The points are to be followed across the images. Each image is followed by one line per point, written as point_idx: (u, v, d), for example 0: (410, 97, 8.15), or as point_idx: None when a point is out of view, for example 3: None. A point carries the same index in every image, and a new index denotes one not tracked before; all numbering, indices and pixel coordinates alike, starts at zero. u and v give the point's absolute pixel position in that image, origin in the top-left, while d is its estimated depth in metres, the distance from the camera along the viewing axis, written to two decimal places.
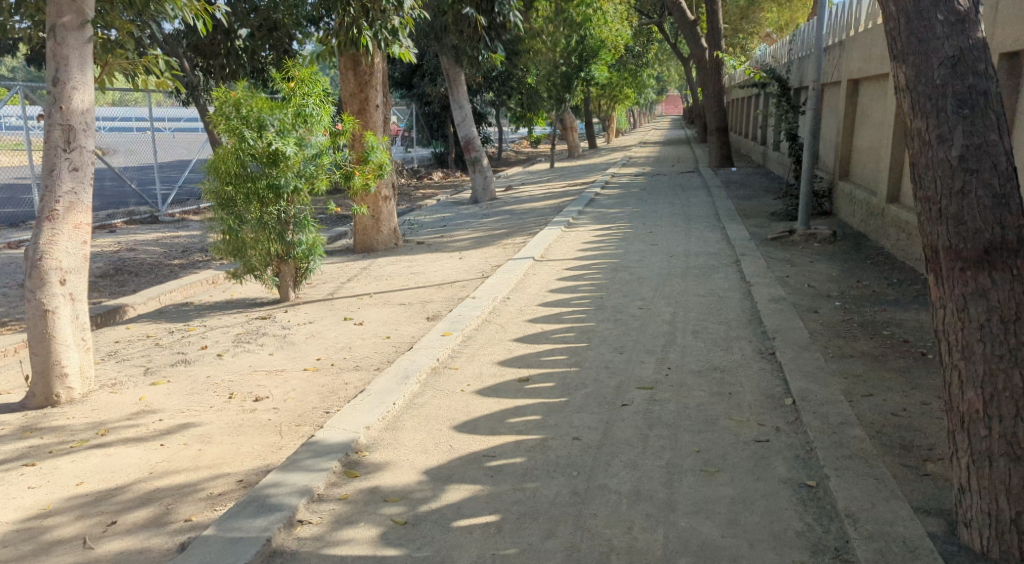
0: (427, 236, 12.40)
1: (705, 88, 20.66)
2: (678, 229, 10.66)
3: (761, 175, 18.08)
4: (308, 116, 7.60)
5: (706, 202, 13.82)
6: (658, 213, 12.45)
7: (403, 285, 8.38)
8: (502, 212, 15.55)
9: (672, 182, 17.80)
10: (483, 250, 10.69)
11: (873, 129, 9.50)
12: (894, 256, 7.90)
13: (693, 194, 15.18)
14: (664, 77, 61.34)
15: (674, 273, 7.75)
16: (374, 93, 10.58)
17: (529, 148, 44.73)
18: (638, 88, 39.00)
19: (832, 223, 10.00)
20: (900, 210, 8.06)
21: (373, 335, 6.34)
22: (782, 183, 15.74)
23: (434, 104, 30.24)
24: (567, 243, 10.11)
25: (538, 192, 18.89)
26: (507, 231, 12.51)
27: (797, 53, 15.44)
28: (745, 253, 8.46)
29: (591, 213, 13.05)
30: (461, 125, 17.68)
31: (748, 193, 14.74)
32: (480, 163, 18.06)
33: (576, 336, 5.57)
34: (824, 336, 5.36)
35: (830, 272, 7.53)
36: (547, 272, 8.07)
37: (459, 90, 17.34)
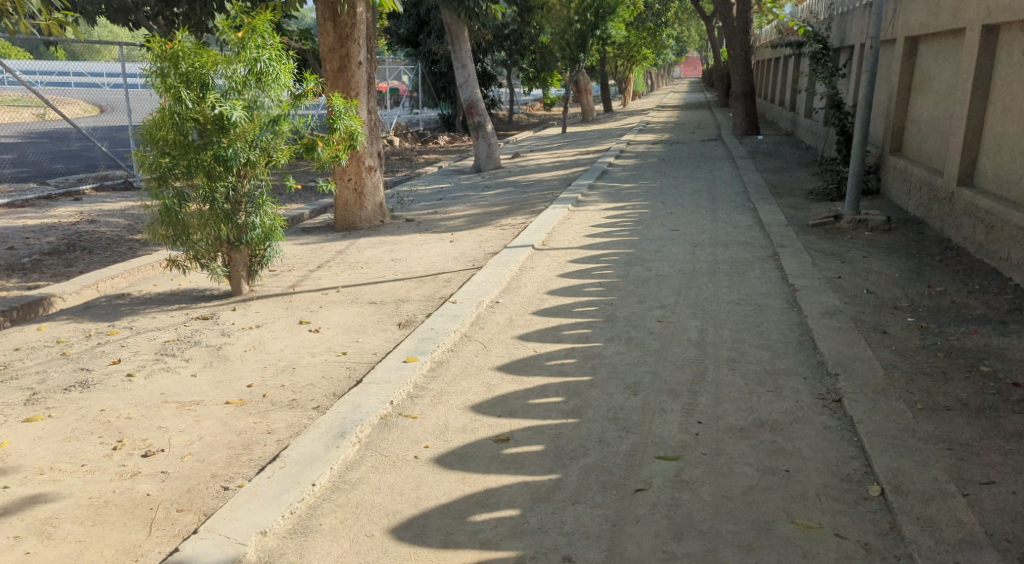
0: (420, 212, 11.15)
1: (731, 50, 19.16)
2: (702, 211, 9.34)
3: (790, 145, 16.64)
4: (262, 73, 6.25)
5: (731, 177, 12.47)
6: (679, 190, 11.11)
7: (380, 276, 7.16)
8: (505, 184, 14.25)
9: (692, 152, 16.41)
10: (479, 232, 9.44)
11: (940, 97, 8.08)
12: (967, 252, 6.59)
13: (717, 167, 13.82)
14: (682, 40, 59.35)
15: (700, 270, 6.48)
16: (357, 48, 9.28)
17: (541, 111, 43.12)
18: (657, 49, 37.45)
19: (882, 207, 8.65)
20: (975, 196, 6.71)
21: (329, 349, 5.13)
22: (815, 154, 14.35)
23: (441, 64, 28.79)
24: (575, 226, 8.82)
25: (547, 161, 17.56)
26: (509, 207, 11.25)
27: (838, 9, 13.98)
28: (784, 245, 7.16)
29: (604, 188, 11.73)
30: (463, 87, 16.35)
31: (777, 167, 13.37)
32: (485, 128, 16.75)
33: (578, 363, 4.35)
34: (903, 374, 4.09)
35: (891, 272, 6.25)
36: (550, 265, 6.80)
37: (462, 48, 16.04)
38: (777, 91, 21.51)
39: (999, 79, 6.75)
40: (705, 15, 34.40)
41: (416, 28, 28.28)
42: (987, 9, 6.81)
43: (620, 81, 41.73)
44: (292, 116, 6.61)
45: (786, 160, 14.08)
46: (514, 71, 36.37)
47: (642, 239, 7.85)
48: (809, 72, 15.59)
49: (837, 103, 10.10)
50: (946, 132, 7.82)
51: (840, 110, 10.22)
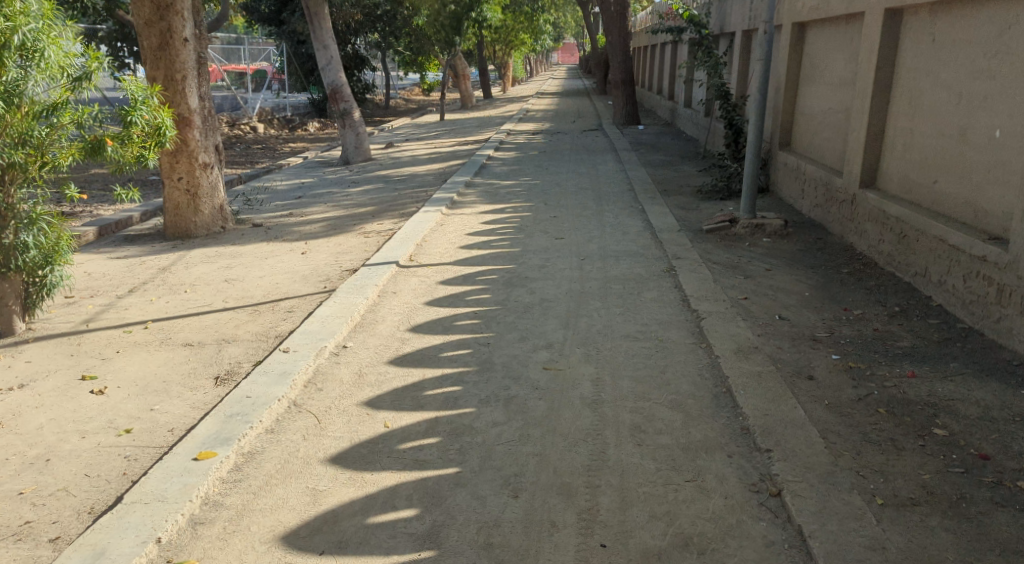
0: (272, 215, 9.76)
1: (609, 35, 18.45)
2: (589, 214, 8.46)
3: (672, 135, 16.09)
4: (25, 48, 4.79)
5: (615, 171, 11.70)
6: (562, 188, 10.23)
7: (206, 304, 5.83)
8: (374, 179, 12.98)
9: (573, 143, 15.63)
10: (337, 240, 8.20)
11: (835, 88, 7.45)
12: (874, 262, 5.94)
13: (600, 160, 13.06)
14: (560, 25, 59.09)
15: (589, 294, 5.56)
16: (182, 22, 7.92)
17: (419, 96, 41.64)
18: (535, 33, 36.61)
19: (776, 207, 7.99)
20: (876, 198, 6.08)
21: (111, 423, 3.84)
22: (699, 146, 13.80)
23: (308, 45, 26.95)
24: (449, 233, 7.74)
25: (421, 152, 16.36)
26: (375, 208, 10.03)
27: None
28: (680, 257, 6.33)
29: (480, 185, 10.68)
30: (326, 70, 14.97)
31: (660, 159, 12.71)
32: (351, 116, 15.36)
33: (439, 443, 3.30)
34: (845, 440, 3.24)
35: (800, 291, 5.51)
36: (415, 288, 5.71)
37: (323, 28, 14.63)
38: (656, 78, 21.02)
39: (901, 69, 6.08)
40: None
41: (278, 7, 26.29)
42: None
43: (499, 65, 40.80)
44: (74, 105, 5.19)
45: (670, 152, 13.46)
46: (388, 53, 34.72)
47: (524, 252, 6.88)
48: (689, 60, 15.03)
49: (723, 94, 9.43)
50: (843, 127, 7.19)
51: (729, 101, 9.53)
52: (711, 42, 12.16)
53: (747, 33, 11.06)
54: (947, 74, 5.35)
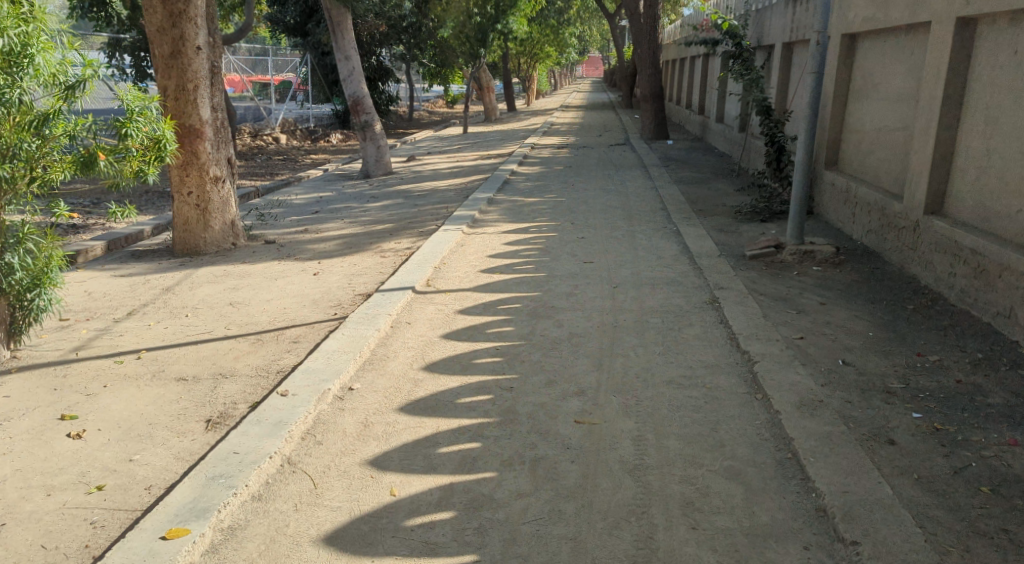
0: (285, 232, 9.33)
1: (638, 48, 17.97)
2: (620, 237, 7.93)
3: (703, 152, 15.53)
4: (9, 55, 4.31)
5: (645, 189, 11.17)
6: (590, 207, 9.72)
7: (205, 331, 5.37)
8: (394, 193, 12.55)
9: (601, 159, 15.12)
10: (352, 260, 7.74)
11: (895, 106, 6.88)
12: (942, 297, 5.36)
13: (629, 177, 12.51)
14: (584, 40, 58.78)
15: (624, 329, 5.04)
16: (195, 29, 7.49)
17: (443, 108, 41.38)
18: (560, 46, 36.27)
19: (824, 232, 7.41)
20: (942, 226, 5.52)
21: (82, 476, 3.36)
22: (732, 163, 13.22)
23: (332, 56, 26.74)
24: (471, 253, 7.25)
25: (443, 166, 15.91)
26: (393, 225, 9.55)
27: (754, 5, 12.87)
28: (724, 288, 5.77)
29: (504, 202, 10.17)
30: (348, 81, 14.64)
31: (692, 177, 12.16)
32: (372, 128, 14.95)
33: (457, 519, 2.80)
34: (953, 537, 2.71)
35: (861, 330, 4.95)
36: (433, 318, 5.22)
37: (345, 37, 14.30)
38: (686, 93, 20.48)
39: (975, 85, 5.51)
40: (609, 13, 33.36)
41: (303, 18, 26.11)
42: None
43: (524, 78, 40.43)
44: (67, 116, 4.71)
45: (702, 170, 12.91)
46: (412, 65, 34.48)
47: (551, 278, 6.36)
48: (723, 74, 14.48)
49: (765, 110, 8.87)
50: (902, 147, 6.62)
51: (771, 117, 8.97)
52: (748, 56, 11.61)
53: (788, 46, 10.51)
54: None
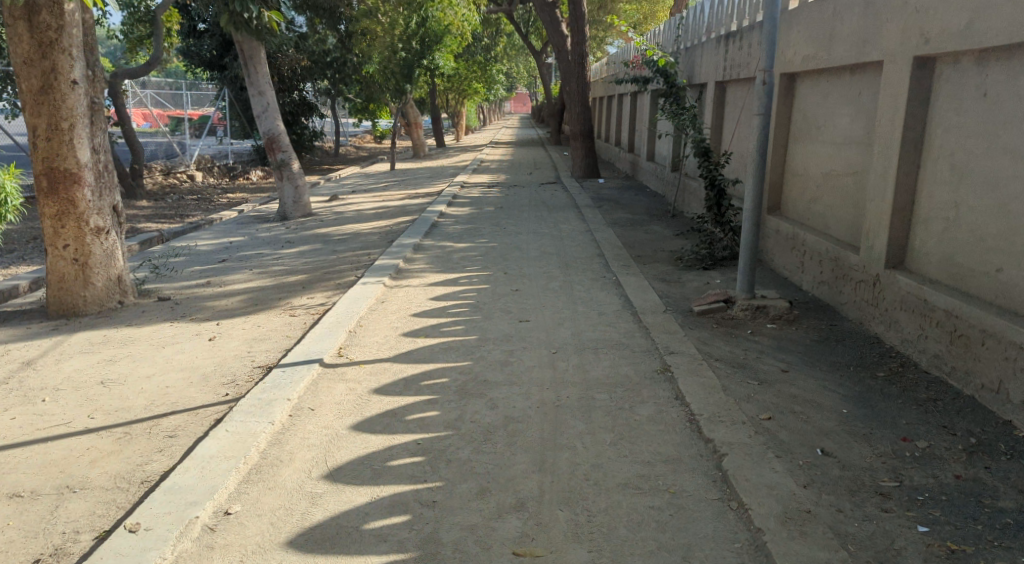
0: (185, 286, 8.36)
1: (567, 85, 17.56)
2: (556, 288, 7.27)
3: (636, 190, 15.10)
4: None
5: (580, 232, 10.59)
6: (524, 253, 9.05)
7: (64, 423, 4.45)
8: (313, 237, 11.65)
9: (532, 199, 14.53)
10: (256, 321, 6.84)
11: (843, 149, 6.40)
12: (913, 363, 4.83)
13: (562, 219, 11.93)
14: (513, 76, 58.93)
15: (567, 412, 4.33)
16: (69, 62, 6.67)
17: (370, 143, 40.51)
18: (488, 82, 35.94)
19: (772, 283, 6.89)
20: (907, 283, 5.00)
21: None
22: (667, 203, 12.79)
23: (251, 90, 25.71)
24: (391, 312, 6.46)
25: (367, 206, 15.08)
26: (308, 276, 8.68)
27: (684, 42, 12.54)
28: (675, 354, 5.14)
29: (430, 249, 9.42)
30: (262, 118, 13.79)
31: (627, 219, 11.67)
32: (289, 167, 14.04)
33: None
34: None
35: (833, 407, 4.36)
36: (341, 401, 4.40)
37: (259, 73, 13.48)
38: (616, 130, 20.16)
39: (937, 128, 5.02)
40: (535, 49, 33.18)
41: (220, 52, 25.05)
42: (914, 35, 5.07)
43: (452, 113, 39.91)
44: None
45: (637, 211, 12.43)
46: (337, 100, 33.59)
47: (481, 342, 5.62)
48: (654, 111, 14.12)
49: (704, 151, 8.36)
50: (853, 193, 6.13)
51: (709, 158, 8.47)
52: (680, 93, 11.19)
53: (722, 83, 10.08)
54: (1014, 139, 4.29)
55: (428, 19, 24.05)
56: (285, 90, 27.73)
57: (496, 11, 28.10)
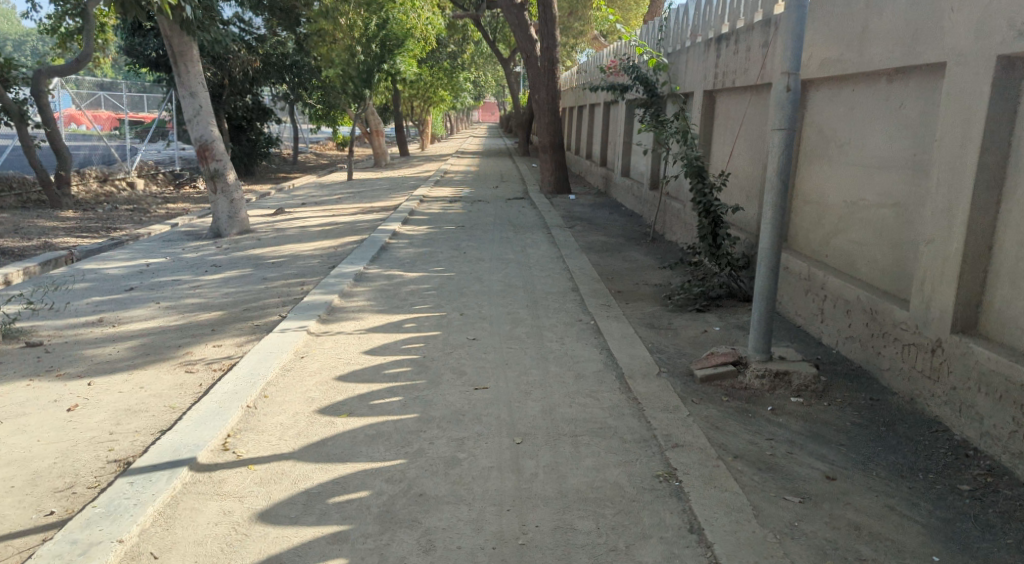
0: (70, 325, 6.99)
1: (535, 94, 16.28)
2: (521, 336, 5.94)
3: (610, 209, 13.85)
4: None
5: (549, 259, 9.26)
6: (483, 286, 7.70)
7: None
8: (243, 261, 10.18)
9: (496, 217, 13.19)
10: (142, 381, 5.41)
11: (876, 171, 5.10)
12: (1001, 471, 3.58)
13: (529, 241, 10.60)
14: (482, 85, 57.77)
15: (534, 558, 3.02)
16: None
17: (331, 151, 38.93)
18: (454, 90, 34.64)
19: (785, 337, 5.60)
20: (988, 356, 3.73)
21: None
22: (646, 225, 11.51)
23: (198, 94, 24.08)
24: (309, 373, 5.07)
25: (314, 222, 13.62)
26: (224, 313, 7.23)
27: (665, 46, 11.26)
28: (680, 450, 3.83)
29: (375, 279, 8.02)
30: (194, 122, 12.38)
31: (603, 243, 10.36)
32: (223, 178, 12.53)
33: None
34: None
35: (912, 550, 3.09)
36: (205, 540, 3.09)
37: (190, 71, 12.15)
38: (589, 143, 18.88)
39: None
40: (503, 57, 31.86)
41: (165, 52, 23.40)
42: (996, 30, 3.83)
43: (417, 121, 38.45)
44: None
45: (614, 235, 11.12)
46: (294, 106, 31.99)
47: (422, 423, 4.25)
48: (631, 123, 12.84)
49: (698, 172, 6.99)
50: (894, 228, 4.84)
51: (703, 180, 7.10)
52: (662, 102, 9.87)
53: (711, 92, 8.77)
54: None
55: (391, 20, 22.64)
56: (236, 94, 26.10)
57: (462, 15, 26.72)
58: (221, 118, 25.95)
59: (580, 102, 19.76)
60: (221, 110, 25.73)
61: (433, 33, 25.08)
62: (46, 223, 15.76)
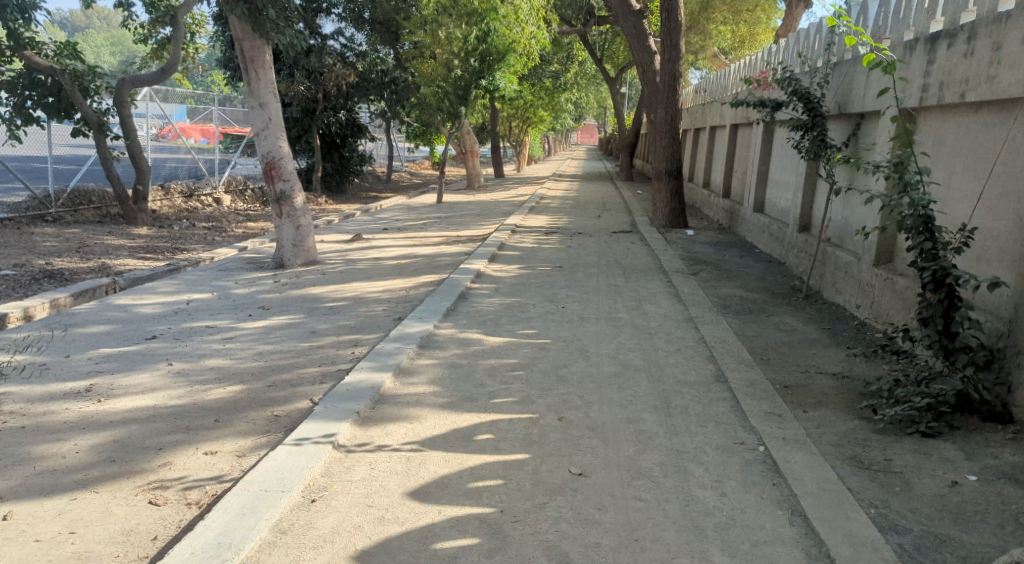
0: (46, 395, 5.30)
1: (653, 113, 14.19)
2: (654, 474, 3.88)
3: (739, 251, 11.57)
4: None
5: (675, 321, 7.13)
6: (593, 365, 5.66)
7: None
8: (297, 303, 8.46)
9: (602, 256, 11.11)
10: (79, 518, 3.59)
11: None
12: None
13: (644, 293, 8.48)
14: (583, 107, 55.96)
15: None
16: None
17: (426, 170, 37.71)
18: (556, 110, 32.88)
19: None
20: None
21: None
22: (794, 278, 9.19)
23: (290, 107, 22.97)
24: (312, 545, 3.22)
25: (390, 254, 11.86)
26: (242, 388, 5.38)
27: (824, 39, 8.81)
28: None
29: (448, 346, 6.07)
30: (262, 136, 10.89)
31: (741, 302, 8.16)
32: (290, 200, 10.92)
33: None
34: None
35: None
36: None
37: (259, 77, 10.74)
38: (714, 174, 16.54)
39: None
40: (609, 75, 29.78)
41: None
42: None
43: (515, 142, 36.75)
44: None
45: (752, 289, 8.90)
46: (391, 122, 30.78)
47: None
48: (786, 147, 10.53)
49: (927, 221, 4.69)
50: None
51: (937, 232, 4.76)
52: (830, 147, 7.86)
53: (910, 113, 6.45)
54: None
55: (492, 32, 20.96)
56: (330, 109, 24.93)
57: (569, 30, 24.88)
58: (313, 134, 24.84)
59: (706, 126, 17.44)
60: (313, 125, 24.65)
61: (538, 48, 23.27)
62: (111, 241, 14.59)
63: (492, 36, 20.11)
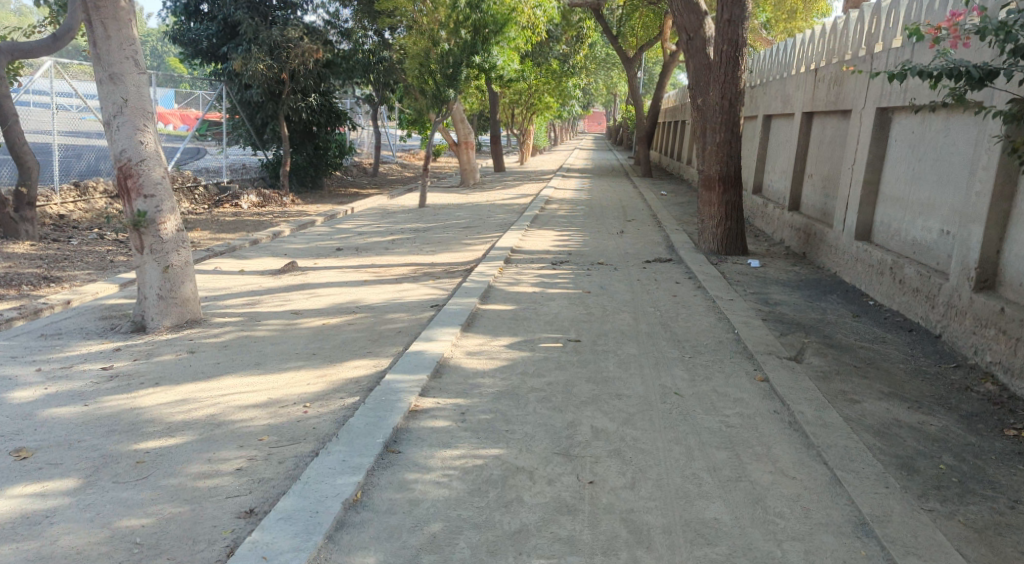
0: None
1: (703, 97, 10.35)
2: None
3: (842, 302, 7.73)
4: None
5: (834, 540, 3.34)
6: None
7: None
8: (98, 436, 4.62)
9: (639, 314, 7.24)
10: None
11: None
12: None
13: (730, 424, 4.63)
14: (590, 96, 52.19)
15: None
16: None
17: (417, 161, 33.75)
18: (565, 96, 29.03)
19: None
20: None
21: None
22: (984, 380, 5.37)
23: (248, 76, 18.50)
24: None
25: (321, 303, 8.01)
26: None
27: None
28: None
29: None
30: (114, 126, 6.96)
31: (922, 445, 4.36)
32: (156, 226, 7.07)
33: None
34: None
35: None
36: None
37: (109, 34, 6.85)
38: (775, 178, 12.62)
39: None
40: (626, 56, 25.80)
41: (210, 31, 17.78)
42: None
43: (518, 132, 32.68)
44: None
45: (918, 404, 5.08)
46: (376, 109, 26.84)
47: None
48: (957, 146, 6.61)
49: None
50: None
51: None
52: None
53: None
54: None
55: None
56: (299, 92, 20.67)
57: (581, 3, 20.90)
58: (280, 121, 20.41)
59: (762, 116, 13.51)
60: (279, 111, 20.24)
61: (543, 21, 19.24)
62: None
63: (487, 3, 16.02)
